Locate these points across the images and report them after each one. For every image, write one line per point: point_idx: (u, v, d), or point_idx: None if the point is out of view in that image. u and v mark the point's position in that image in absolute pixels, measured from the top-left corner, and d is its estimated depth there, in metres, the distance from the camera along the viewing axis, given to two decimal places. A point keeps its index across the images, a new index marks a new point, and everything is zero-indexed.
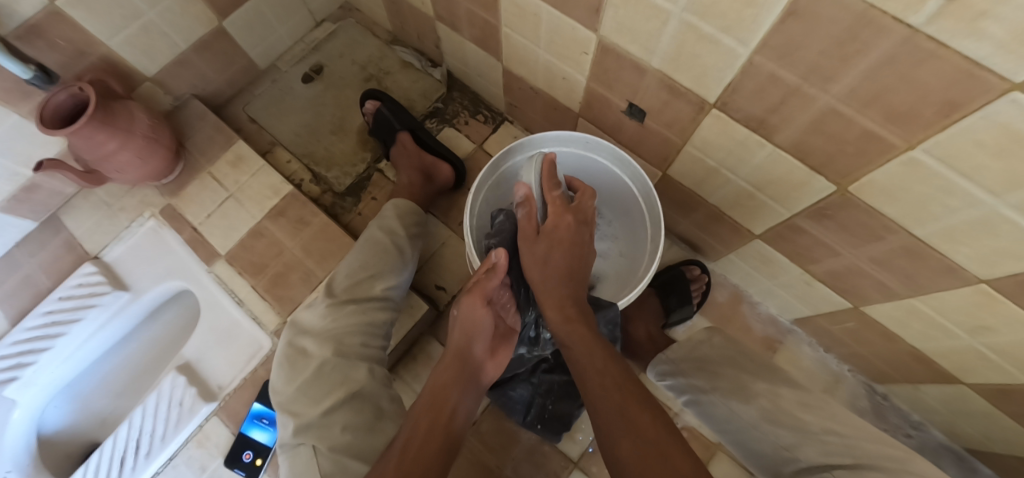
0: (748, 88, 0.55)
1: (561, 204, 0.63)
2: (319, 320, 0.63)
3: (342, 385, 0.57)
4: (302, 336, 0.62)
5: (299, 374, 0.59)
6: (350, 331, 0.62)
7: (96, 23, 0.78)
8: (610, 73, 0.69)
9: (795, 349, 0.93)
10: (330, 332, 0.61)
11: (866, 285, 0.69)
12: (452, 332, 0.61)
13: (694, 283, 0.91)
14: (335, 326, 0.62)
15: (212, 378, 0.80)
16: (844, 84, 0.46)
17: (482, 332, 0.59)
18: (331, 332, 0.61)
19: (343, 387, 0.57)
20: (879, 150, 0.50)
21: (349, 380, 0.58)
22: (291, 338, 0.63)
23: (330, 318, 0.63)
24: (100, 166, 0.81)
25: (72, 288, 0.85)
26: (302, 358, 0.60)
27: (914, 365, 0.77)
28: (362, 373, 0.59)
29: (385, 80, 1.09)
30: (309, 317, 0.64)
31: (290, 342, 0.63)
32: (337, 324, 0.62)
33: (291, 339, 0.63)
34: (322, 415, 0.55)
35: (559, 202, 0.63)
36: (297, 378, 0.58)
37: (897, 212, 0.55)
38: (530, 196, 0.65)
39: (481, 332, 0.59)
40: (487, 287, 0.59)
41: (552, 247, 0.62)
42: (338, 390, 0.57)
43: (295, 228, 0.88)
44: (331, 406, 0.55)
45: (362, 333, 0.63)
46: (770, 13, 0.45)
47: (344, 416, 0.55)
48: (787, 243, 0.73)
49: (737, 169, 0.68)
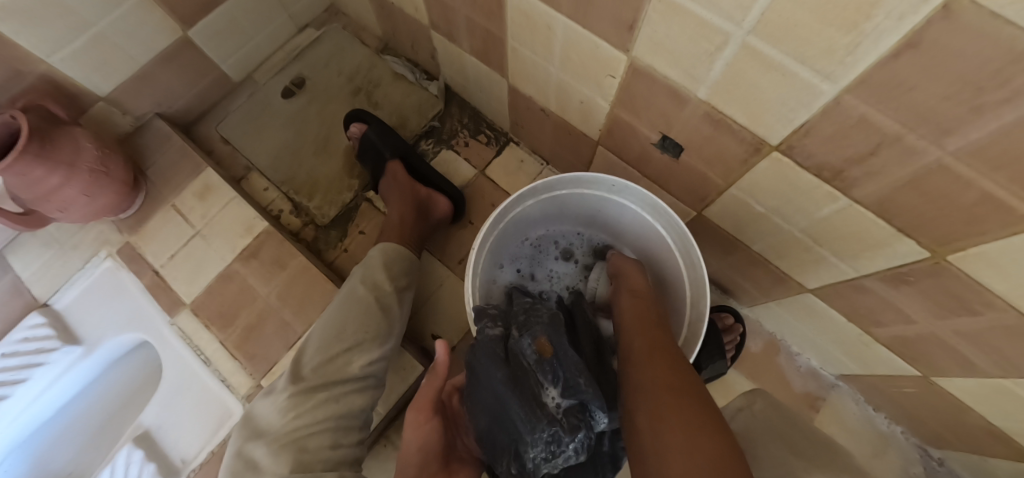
0: (824, 132, 0.43)
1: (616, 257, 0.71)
2: (278, 415, 0.52)
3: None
4: (257, 439, 0.52)
5: None
6: (317, 429, 0.52)
7: (34, 35, 0.66)
8: (640, 99, 0.57)
9: (839, 406, 0.82)
10: (292, 433, 0.51)
11: (944, 356, 0.58)
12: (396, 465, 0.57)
13: (726, 334, 0.80)
14: (298, 425, 0.51)
15: (174, 452, 0.69)
16: (971, 138, 0.35)
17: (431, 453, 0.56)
18: (294, 432, 0.51)
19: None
20: (1002, 219, 0.38)
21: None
22: (244, 438, 0.52)
23: (291, 414, 0.52)
24: (40, 205, 0.70)
25: (15, 343, 0.74)
26: (253, 471, 0.50)
27: (988, 440, 0.66)
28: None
29: (375, 94, 0.96)
30: (268, 408, 0.53)
31: (243, 443, 0.52)
32: (301, 422, 0.52)
33: (242, 441, 0.53)
34: None
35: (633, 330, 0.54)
36: None
37: (1009, 290, 0.43)
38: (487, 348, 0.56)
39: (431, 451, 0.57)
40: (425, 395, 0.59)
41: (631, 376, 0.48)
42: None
43: (270, 272, 0.77)
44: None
45: (332, 431, 0.53)
46: (877, 42, 0.33)
47: None
48: (846, 301, 0.62)
49: (793, 219, 0.56)
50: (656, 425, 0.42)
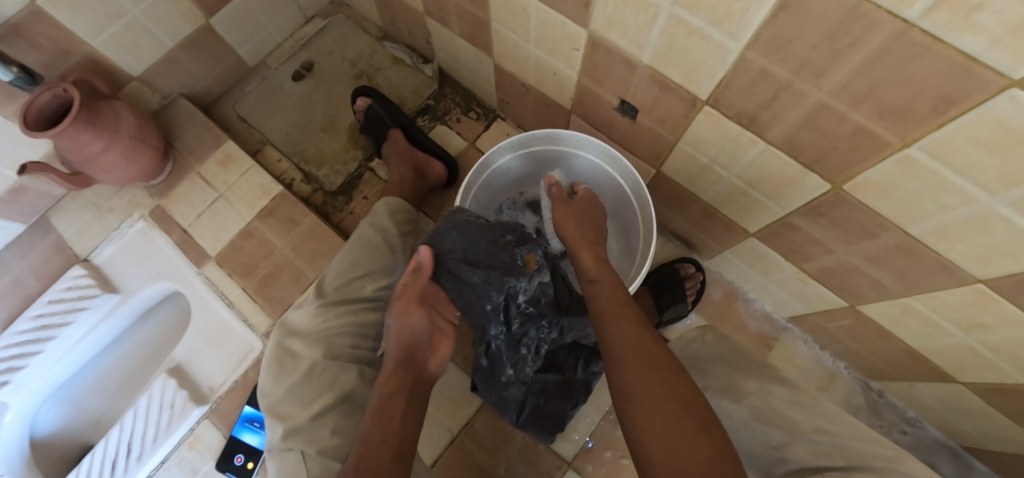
0: (739, 84, 0.54)
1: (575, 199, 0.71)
2: (307, 321, 0.62)
3: (332, 388, 0.57)
4: (291, 337, 0.61)
5: (288, 375, 0.58)
6: (341, 332, 0.61)
7: (80, 22, 0.77)
8: (601, 68, 0.68)
9: (790, 346, 0.93)
10: (320, 333, 0.61)
11: (861, 282, 0.68)
12: (387, 345, 0.57)
13: (688, 281, 0.90)
14: (325, 327, 0.61)
15: (202, 381, 0.80)
16: (837, 79, 0.45)
17: (419, 342, 0.56)
18: (322, 334, 0.61)
19: (332, 391, 0.57)
20: (872, 146, 0.49)
21: (339, 383, 0.58)
22: (280, 339, 0.62)
23: (319, 319, 0.62)
24: (87, 167, 0.80)
25: (61, 291, 0.85)
26: (289, 360, 0.59)
27: (909, 363, 0.76)
28: (352, 376, 0.59)
29: (376, 76, 1.07)
30: (297, 317, 0.64)
31: (278, 343, 0.62)
32: (327, 326, 0.61)
33: (280, 339, 0.62)
34: (311, 418, 0.54)
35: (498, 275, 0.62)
36: (285, 381, 0.57)
37: (891, 210, 0.54)
38: (421, 264, 0.61)
39: (418, 338, 0.56)
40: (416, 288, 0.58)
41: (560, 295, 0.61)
42: (328, 393, 0.56)
43: (285, 228, 0.87)
44: (320, 410, 0.55)
45: (353, 335, 0.62)
46: (760, 6, 0.44)
47: (334, 419, 0.55)
48: (781, 240, 0.72)
49: (730, 166, 0.67)
50: (637, 402, 0.47)
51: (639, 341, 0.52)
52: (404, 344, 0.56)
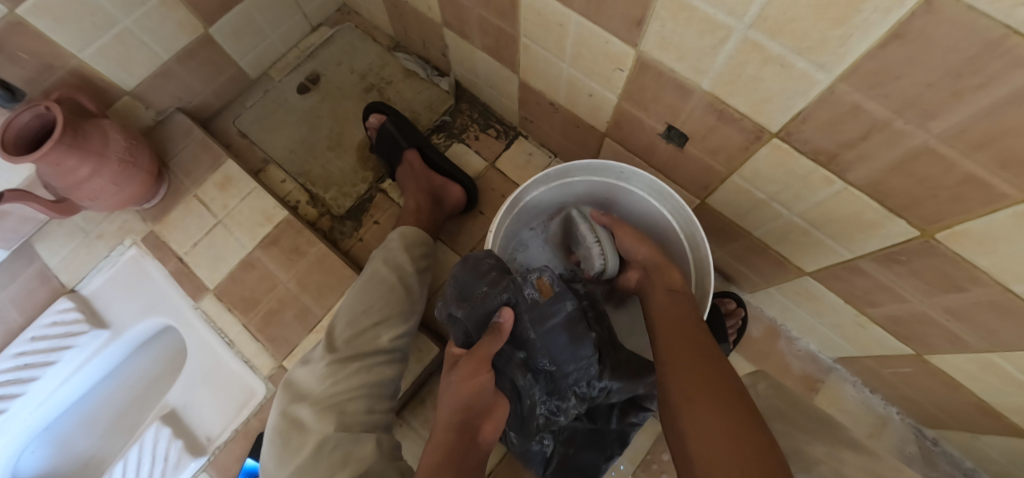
0: (819, 119, 0.46)
1: (686, 294, 0.59)
2: (317, 382, 0.55)
3: (345, 467, 0.49)
4: (298, 404, 0.54)
5: (296, 452, 0.51)
6: (353, 395, 0.55)
7: (64, 32, 0.69)
8: (646, 91, 0.61)
9: (836, 387, 0.86)
10: (331, 399, 0.54)
11: (934, 334, 0.61)
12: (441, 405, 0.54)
13: (728, 318, 0.83)
14: (336, 391, 0.54)
15: (199, 429, 0.73)
16: (952, 121, 0.38)
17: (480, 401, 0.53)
18: (332, 399, 0.54)
19: (345, 471, 0.49)
20: (983, 198, 0.42)
21: (353, 460, 0.50)
22: (285, 404, 0.55)
23: (330, 381, 0.55)
24: (71, 194, 0.73)
25: (45, 327, 0.77)
26: (297, 433, 0.52)
27: (979, 418, 0.69)
28: (368, 449, 0.51)
29: (388, 89, 1.00)
30: (305, 377, 0.57)
31: (284, 409, 0.55)
32: (339, 389, 0.54)
33: (286, 405, 0.55)
34: None
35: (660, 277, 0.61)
36: (293, 460, 0.50)
37: (993, 266, 0.46)
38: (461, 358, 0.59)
39: (479, 402, 0.53)
40: (485, 348, 0.54)
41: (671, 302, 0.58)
42: (340, 475, 0.48)
43: (290, 259, 0.80)
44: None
45: (367, 397, 0.56)
46: (865, 35, 0.36)
47: None
48: (843, 284, 0.65)
49: (791, 204, 0.59)
50: (688, 399, 0.46)
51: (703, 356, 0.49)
52: (458, 405, 0.53)
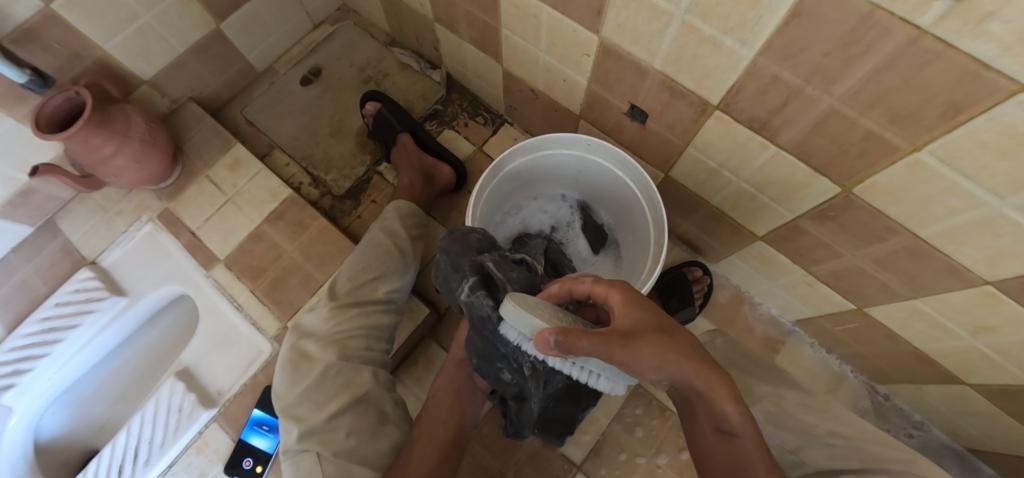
0: (750, 90, 0.55)
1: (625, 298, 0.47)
2: (321, 323, 0.63)
3: (346, 390, 0.58)
4: (305, 339, 0.62)
5: (303, 378, 0.58)
6: (354, 335, 0.63)
7: (91, 26, 0.77)
8: (611, 74, 0.69)
9: (796, 348, 0.93)
10: (334, 335, 0.61)
11: (868, 284, 0.68)
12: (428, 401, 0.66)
13: (695, 284, 0.91)
14: (338, 330, 0.62)
15: (211, 384, 0.79)
16: (848, 84, 0.46)
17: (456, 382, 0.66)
18: (335, 336, 0.61)
19: (346, 393, 0.58)
20: (882, 151, 0.50)
21: (353, 385, 0.59)
22: (294, 339, 0.62)
23: (333, 321, 0.63)
24: (97, 171, 0.80)
25: (69, 293, 0.85)
26: (305, 361, 0.60)
27: (917, 366, 0.77)
28: (366, 377, 0.60)
29: (384, 81, 1.08)
30: (311, 319, 0.64)
31: (293, 344, 0.62)
32: (340, 328, 0.62)
33: (294, 341, 0.62)
34: (326, 420, 0.55)
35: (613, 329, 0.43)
36: (300, 383, 0.58)
37: (899, 213, 0.54)
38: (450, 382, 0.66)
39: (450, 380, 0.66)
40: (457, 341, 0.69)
41: (652, 334, 0.44)
42: (343, 395, 0.57)
43: (295, 231, 0.88)
44: (335, 411, 0.56)
45: (366, 337, 0.64)
46: (773, 15, 0.45)
47: (348, 421, 0.57)
48: (789, 244, 0.73)
49: (739, 171, 0.67)
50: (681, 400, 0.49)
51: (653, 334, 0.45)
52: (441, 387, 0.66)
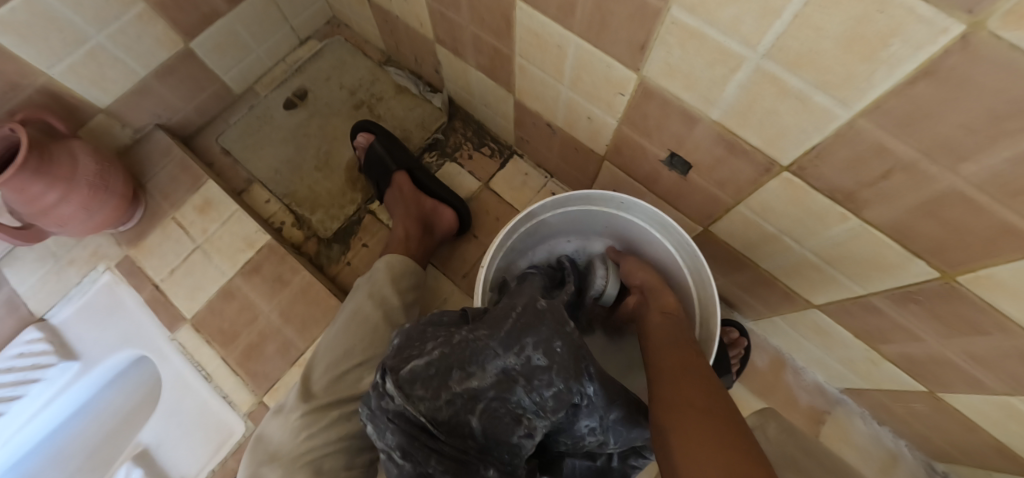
0: (837, 156, 0.43)
1: None
2: (290, 436, 0.51)
3: None
4: (268, 464, 0.50)
5: None
6: (328, 452, 0.51)
7: (30, 50, 0.65)
8: (649, 118, 0.57)
9: (845, 420, 0.82)
10: (304, 456, 0.50)
11: (953, 375, 0.57)
12: None
13: (731, 348, 0.80)
14: (309, 447, 0.50)
15: (172, 472, 0.68)
16: (988, 166, 0.34)
17: None
18: (307, 456, 0.50)
19: None
20: (1015, 246, 0.38)
21: None
22: (255, 464, 0.51)
23: (302, 435, 0.51)
24: (38, 220, 0.68)
25: (11, 359, 0.73)
26: None
27: (997, 458, 0.65)
28: None
29: (378, 106, 0.96)
30: (278, 429, 0.53)
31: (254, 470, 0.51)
32: (311, 444, 0.51)
33: (256, 465, 0.51)
34: None
35: None
36: None
37: (1022, 314, 0.43)
38: None
39: None
40: None
41: None
42: None
43: (273, 287, 0.76)
44: None
45: (344, 453, 0.52)
46: (893, 72, 0.33)
47: None
48: (855, 320, 0.62)
49: (803, 239, 0.56)
50: None
51: (694, 363, 0.49)
52: None
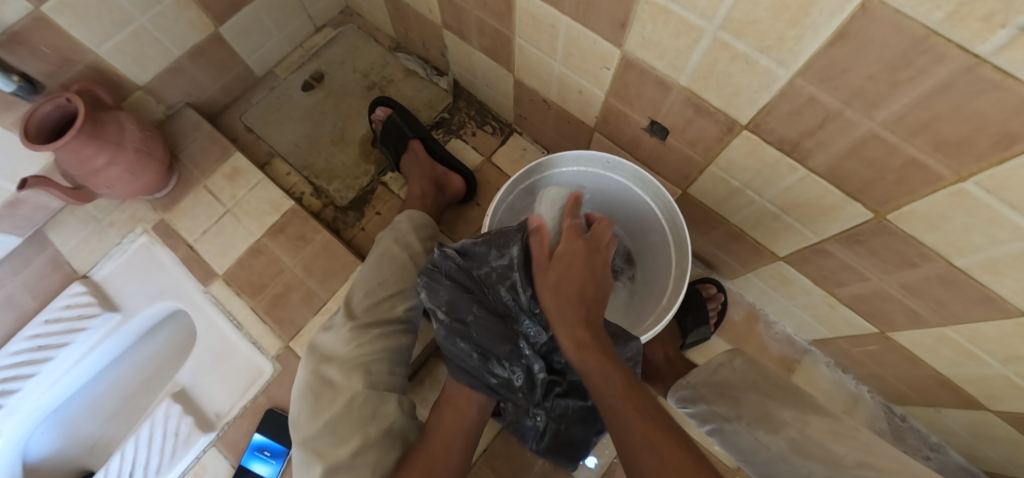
0: (782, 110, 0.52)
1: (574, 231, 0.59)
2: (341, 345, 0.62)
3: (372, 422, 0.57)
4: (327, 364, 0.61)
5: (326, 407, 0.57)
6: (375, 358, 0.62)
7: (83, 30, 0.73)
8: (631, 88, 0.66)
9: (812, 368, 0.91)
10: (356, 360, 0.60)
11: (894, 309, 0.66)
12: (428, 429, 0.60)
13: (709, 302, 0.90)
14: (360, 353, 0.61)
15: (209, 406, 0.76)
16: (892, 109, 0.43)
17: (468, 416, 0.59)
18: (357, 359, 0.61)
19: (372, 425, 0.57)
20: (923, 179, 0.47)
21: (379, 416, 0.58)
22: (314, 364, 0.62)
23: (354, 343, 0.62)
24: (88, 181, 0.76)
25: (59, 309, 0.80)
26: (328, 389, 0.59)
27: (939, 390, 0.74)
28: (391, 407, 0.59)
29: (389, 88, 1.05)
30: (329, 340, 0.64)
31: (312, 370, 0.61)
32: (361, 350, 0.61)
33: (313, 367, 0.62)
34: (351, 456, 0.54)
35: (571, 233, 0.59)
36: (323, 414, 0.57)
37: (936, 241, 0.52)
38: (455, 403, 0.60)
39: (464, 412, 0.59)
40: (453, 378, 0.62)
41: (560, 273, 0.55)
42: (368, 428, 0.56)
43: (296, 246, 0.84)
44: (360, 447, 0.54)
45: (387, 361, 0.63)
46: (816, 35, 0.42)
47: (374, 456, 0.55)
48: (812, 266, 0.71)
49: (763, 190, 0.65)
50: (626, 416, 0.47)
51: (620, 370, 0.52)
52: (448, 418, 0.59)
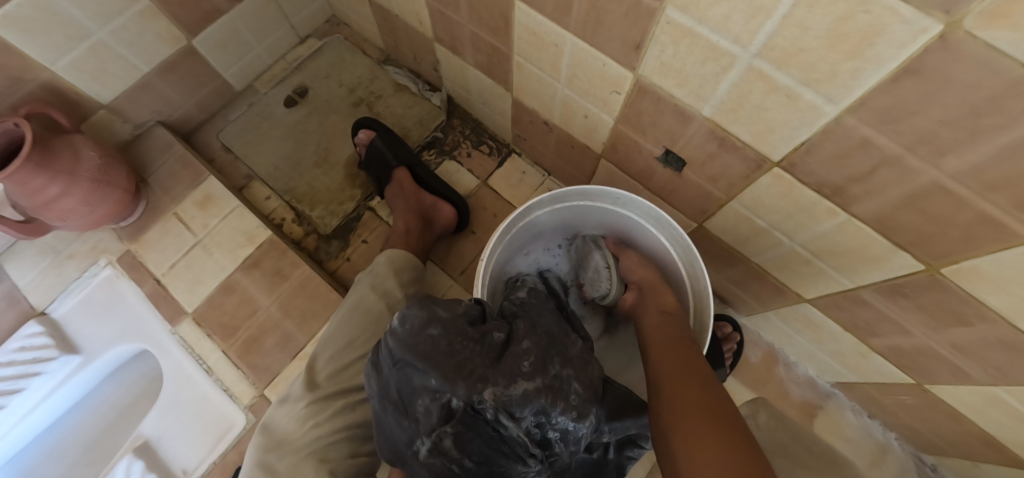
0: (823, 151, 0.45)
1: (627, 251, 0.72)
2: (297, 424, 0.57)
3: None
4: (280, 448, 0.56)
5: None
6: (333, 440, 0.56)
7: (36, 47, 0.66)
8: (644, 115, 0.59)
9: (835, 413, 0.84)
10: (313, 444, 0.56)
11: (938, 366, 0.59)
12: None
13: (725, 343, 0.84)
14: (318, 435, 0.56)
15: (173, 463, 0.69)
16: (966, 160, 0.35)
17: None
18: (312, 443, 0.56)
19: None
20: (994, 238, 0.39)
21: None
22: (264, 450, 0.56)
23: (310, 423, 0.57)
24: (41, 213, 0.69)
25: (12, 352, 0.73)
26: None
27: (983, 449, 0.66)
28: None
29: (378, 104, 0.97)
30: (284, 418, 0.58)
31: (268, 451, 0.57)
32: (320, 431, 0.56)
33: (261, 454, 0.56)
34: None
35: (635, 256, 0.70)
36: None
37: (1004, 305, 0.44)
38: None
39: None
40: None
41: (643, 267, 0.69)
42: None
43: (273, 281, 0.77)
44: None
45: (349, 441, 0.58)
46: (875, 69, 0.34)
47: None
48: (844, 313, 0.63)
49: (793, 232, 0.58)
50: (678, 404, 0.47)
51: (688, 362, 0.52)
52: None
